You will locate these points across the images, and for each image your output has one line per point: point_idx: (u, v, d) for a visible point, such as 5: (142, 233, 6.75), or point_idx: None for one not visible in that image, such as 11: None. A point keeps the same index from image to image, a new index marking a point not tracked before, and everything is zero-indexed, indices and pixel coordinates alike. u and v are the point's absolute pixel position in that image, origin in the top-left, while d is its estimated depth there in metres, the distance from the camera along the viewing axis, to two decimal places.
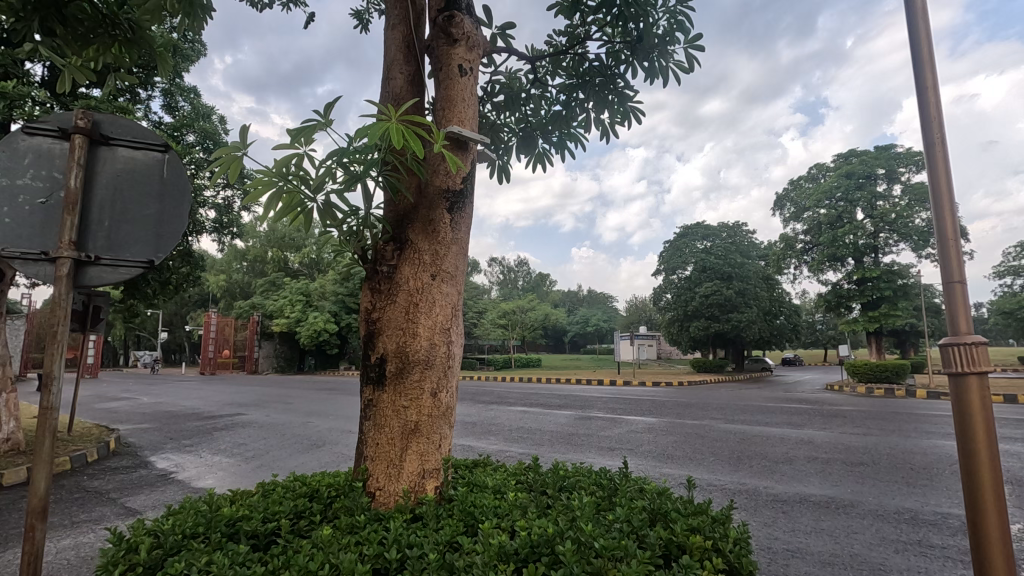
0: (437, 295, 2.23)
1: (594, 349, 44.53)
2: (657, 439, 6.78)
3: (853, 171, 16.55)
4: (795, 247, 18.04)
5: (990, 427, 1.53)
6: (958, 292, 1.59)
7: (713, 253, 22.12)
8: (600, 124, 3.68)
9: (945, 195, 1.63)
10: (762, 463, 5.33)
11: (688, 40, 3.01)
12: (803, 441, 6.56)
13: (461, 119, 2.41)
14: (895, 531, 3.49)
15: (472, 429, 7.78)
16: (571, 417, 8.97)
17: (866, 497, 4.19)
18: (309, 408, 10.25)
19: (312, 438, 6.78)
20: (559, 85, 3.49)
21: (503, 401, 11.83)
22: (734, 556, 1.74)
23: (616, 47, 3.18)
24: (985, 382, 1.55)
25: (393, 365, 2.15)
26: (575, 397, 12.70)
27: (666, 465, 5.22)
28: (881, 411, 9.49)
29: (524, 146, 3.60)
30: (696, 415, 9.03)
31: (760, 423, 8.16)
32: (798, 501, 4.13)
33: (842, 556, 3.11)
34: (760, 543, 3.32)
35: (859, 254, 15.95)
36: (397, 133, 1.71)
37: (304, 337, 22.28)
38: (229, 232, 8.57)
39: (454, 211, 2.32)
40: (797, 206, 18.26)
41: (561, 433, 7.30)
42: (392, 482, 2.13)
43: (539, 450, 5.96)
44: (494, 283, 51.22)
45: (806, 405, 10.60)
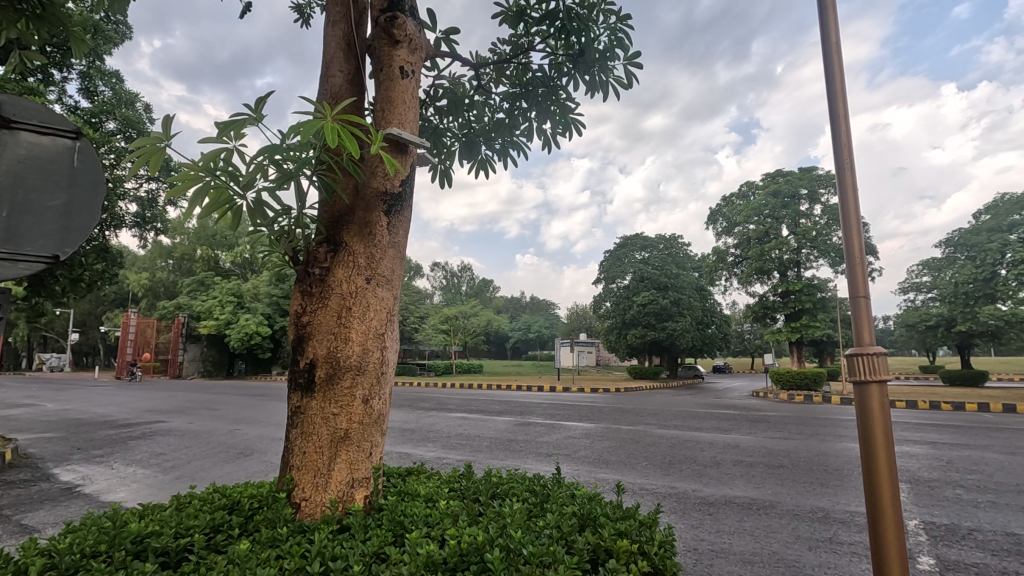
0: (372, 299, 2.18)
1: (535, 355, 45.06)
2: (593, 444, 6.91)
3: (779, 190, 17.57)
4: (726, 260, 18.97)
5: (888, 432, 1.65)
6: (863, 305, 1.72)
7: (650, 264, 22.94)
8: (542, 134, 3.74)
9: (853, 214, 1.76)
10: (691, 467, 5.54)
11: (628, 57, 3.10)
12: (729, 445, 6.89)
13: (401, 121, 2.37)
14: (809, 529, 3.71)
15: (411, 435, 7.66)
16: (511, 423, 9.01)
17: (785, 498, 4.44)
18: (238, 414, 9.77)
19: (239, 447, 6.44)
20: (502, 93, 3.51)
21: (443, 407, 11.69)
22: (659, 558, 1.79)
23: (559, 59, 3.22)
24: (885, 390, 1.68)
25: (322, 371, 2.08)
26: (515, 403, 12.73)
27: (601, 471, 5.32)
28: (799, 416, 10.13)
29: (466, 151, 3.61)
30: (631, 421, 9.31)
31: (691, 428, 8.50)
32: (723, 503, 4.32)
33: (762, 554, 3.27)
34: (686, 544, 3.44)
35: (783, 268, 16.98)
36: (334, 133, 1.67)
37: (234, 340, 21.26)
38: (153, 227, 8.05)
39: (394, 215, 2.28)
40: (729, 221, 19.24)
41: (500, 439, 7.32)
42: (319, 492, 2.06)
43: (477, 456, 5.93)
44: (437, 287, 50.77)
45: (732, 410, 11.15)
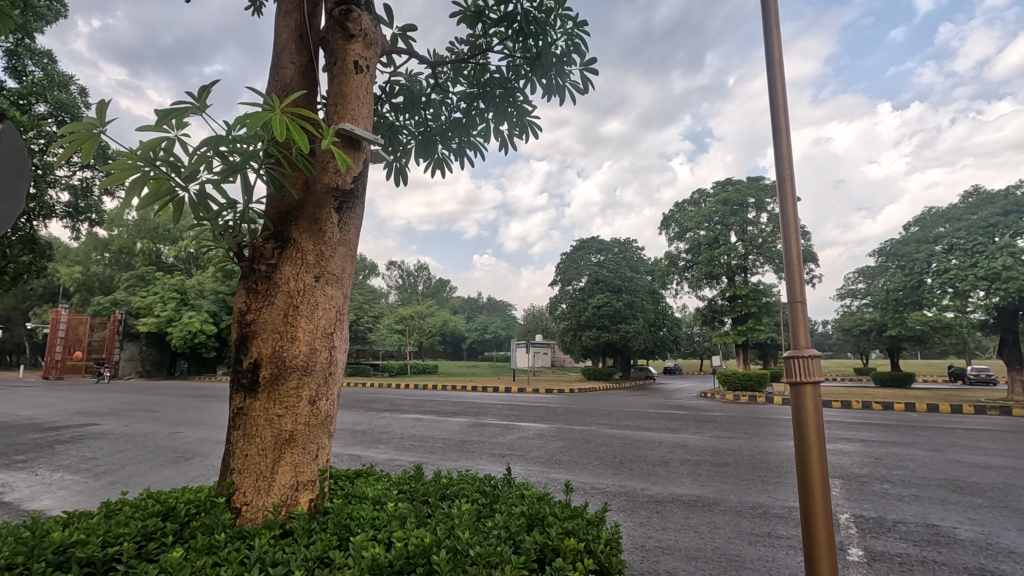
0: (320, 298, 2.13)
1: (491, 356, 45.09)
2: (546, 444, 6.95)
3: (729, 199, 18.22)
4: (678, 265, 19.53)
5: (821, 432, 1.74)
6: (799, 310, 1.81)
7: (605, 267, 23.33)
8: (499, 136, 3.75)
9: (792, 221, 1.85)
10: (641, 466, 5.66)
11: (585, 63, 3.15)
12: (677, 444, 7.08)
13: (354, 117, 2.33)
14: (750, 524, 3.86)
15: (362, 437, 7.51)
16: (465, 424, 8.98)
17: (728, 494, 4.61)
18: (178, 416, 9.32)
19: (179, 450, 6.16)
20: (459, 93, 3.50)
21: (396, 408, 11.52)
22: (605, 556, 1.82)
23: (517, 61, 3.24)
24: (818, 390, 1.78)
25: (267, 371, 2.02)
26: (471, 404, 12.68)
27: (553, 471, 5.37)
28: (744, 416, 10.53)
29: (423, 150, 3.57)
30: (584, 421, 9.46)
31: (641, 428, 8.69)
32: (670, 501, 4.44)
33: (705, 550, 3.38)
34: (634, 542, 3.51)
35: (731, 273, 17.62)
36: (281, 126, 1.62)
37: (176, 338, 20.31)
38: (87, 218, 7.60)
39: (346, 212, 2.23)
40: (681, 227, 19.80)
41: (454, 440, 7.28)
42: (260, 497, 1.99)
43: (430, 458, 5.88)
44: (393, 287, 50.04)
45: (681, 410, 11.49)
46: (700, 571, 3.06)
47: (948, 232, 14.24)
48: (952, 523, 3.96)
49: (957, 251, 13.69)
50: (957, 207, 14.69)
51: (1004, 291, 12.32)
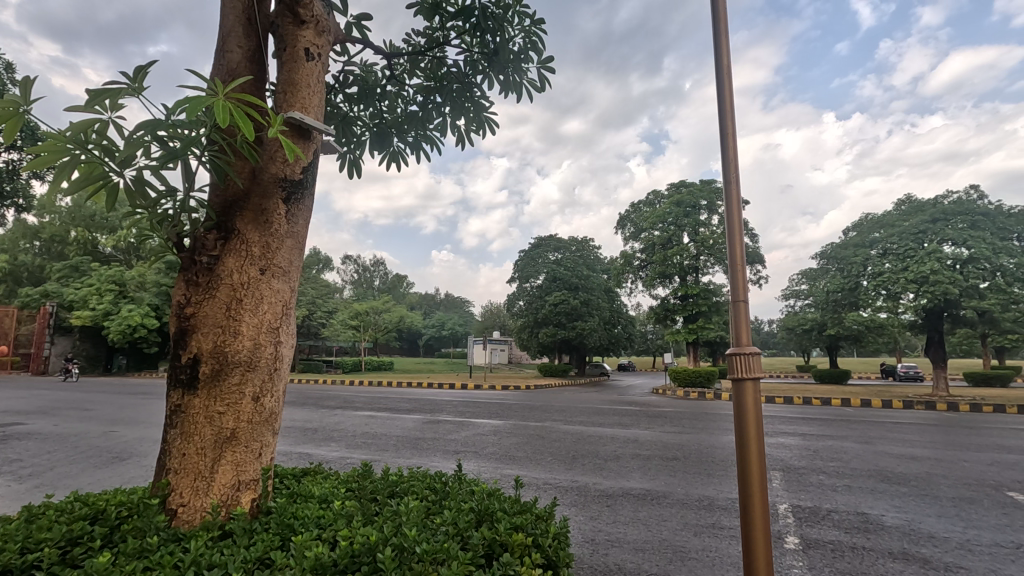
0: (266, 291, 2.06)
1: (448, 353, 44.88)
2: (501, 441, 6.96)
3: (682, 201, 18.73)
4: (633, 264, 19.94)
5: (759, 426, 1.81)
6: (742, 309, 1.88)
7: (563, 265, 23.58)
8: (456, 130, 3.72)
9: (737, 223, 1.91)
10: (593, 461, 5.76)
11: (542, 61, 3.16)
12: (629, 439, 7.25)
13: (304, 106, 2.26)
14: (696, 516, 3.99)
15: (312, 435, 7.33)
16: (419, 421, 8.90)
17: (676, 488, 4.74)
18: (114, 415, 8.83)
19: (114, 451, 5.84)
20: (415, 86, 3.46)
21: (349, 405, 11.29)
22: (553, 551, 1.84)
23: (474, 56, 3.23)
24: (757, 387, 1.86)
25: (207, 367, 1.94)
26: (426, 400, 12.56)
27: (506, 467, 5.38)
28: (693, 412, 10.86)
29: (377, 143, 3.51)
30: (539, 417, 9.55)
31: (595, 423, 8.84)
32: (620, 495, 4.54)
33: (653, 542, 3.47)
34: (584, 536, 3.57)
35: (683, 273, 18.13)
36: (224, 111, 1.55)
37: (114, 333, 19.27)
38: (13, 203, 7.10)
39: (295, 204, 2.17)
40: (637, 227, 20.22)
41: (408, 438, 7.20)
42: (198, 497, 1.91)
43: (382, 456, 5.79)
44: (348, 281, 48.96)
45: (633, 406, 11.76)
46: (647, 562, 3.14)
47: (883, 238, 15.07)
48: (880, 511, 4.22)
49: (891, 255, 14.52)
50: (891, 214, 15.58)
51: (932, 293, 13.17)
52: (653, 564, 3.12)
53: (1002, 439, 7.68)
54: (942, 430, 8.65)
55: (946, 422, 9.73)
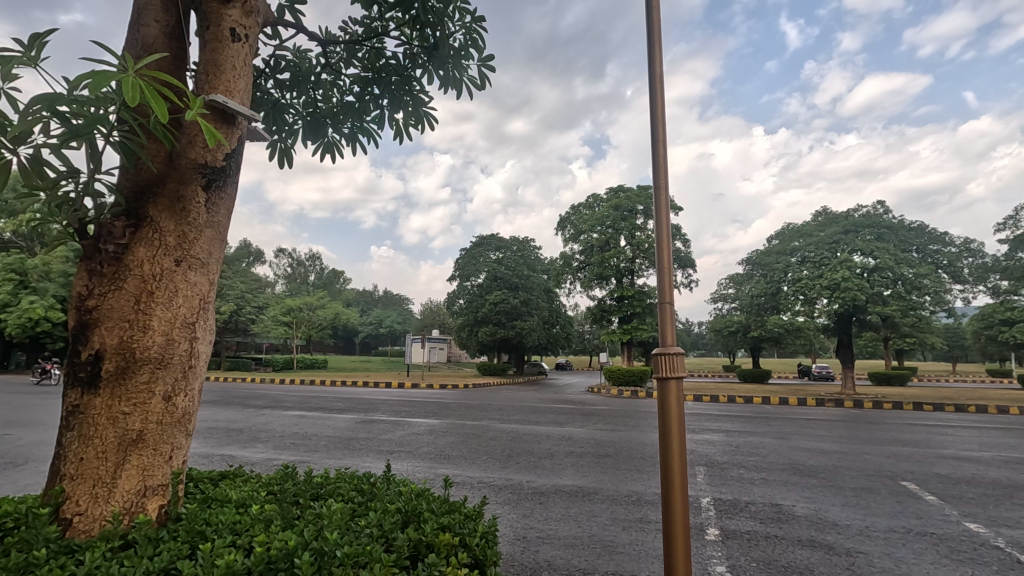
0: (180, 284, 1.93)
1: (385, 352, 44.06)
2: (436, 440, 6.90)
3: (620, 205, 19.27)
4: (572, 265, 20.33)
5: (681, 426, 1.88)
6: (667, 310, 1.95)
7: (503, 264, 23.70)
8: (394, 124, 3.64)
9: (664, 227, 1.98)
10: (528, 459, 5.81)
11: (482, 58, 3.15)
12: (563, 437, 7.37)
13: (228, 89, 2.13)
14: (624, 511, 4.10)
15: (236, 436, 6.98)
16: (353, 421, 8.67)
17: (606, 484, 4.86)
18: (7, 416, 8.03)
19: (7, 455, 5.32)
20: (352, 76, 3.35)
21: (278, 405, 10.84)
22: (480, 550, 1.84)
23: (414, 50, 3.19)
24: (681, 385, 1.93)
25: (111, 364, 1.80)
26: (361, 400, 12.26)
27: (439, 467, 5.32)
28: (625, 410, 11.18)
29: (311, 132, 3.37)
30: (476, 416, 9.54)
31: (530, 422, 8.91)
32: (553, 492, 4.60)
33: (583, 538, 3.53)
34: (515, 534, 3.59)
35: (619, 275, 18.66)
36: (135, 89, 1.42)
37: (11, 327, 17.54)
38: None
39: (217, 192, 2.04)
40: (576, 228, 20.64)
41: (340, 438, 6.99)
42: (98, 505, 1.77)
43: (311, 457, 5.59)
44: (280, 276, 47.01)
45: (569, 405, 11.97)
46: (576, 558, 3.20)
47: (802, 246, 16.10)
48: (791, 502, 4.51)
49: (809, 263, 15.54)
50: (809, 224, 16.72)
51: (843, 299, 14.22)
52: (582, 560, 3.18)
53: (898, 434, 8.41)
54: (849, 426, 9.37)
55: (852, 418, 10.55)
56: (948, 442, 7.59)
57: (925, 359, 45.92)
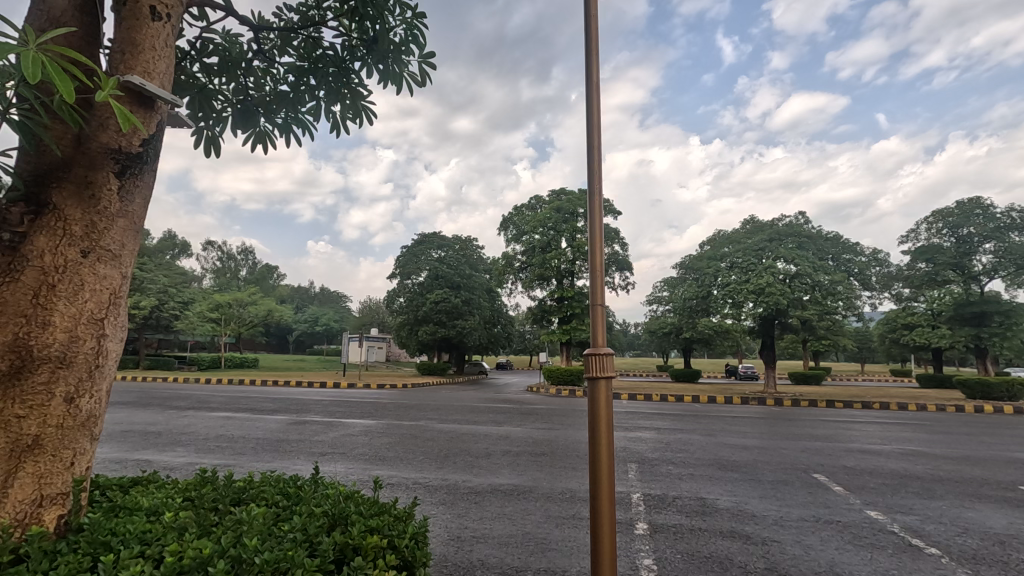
0: (87, 277, 1.79)
1: (321, 350, 42.69)
2: (372, 441, 6.76)
3: (562, 207, 19.62)
4: (514, 265, 20.49)
5: (610, 423, 1.94)
6: (598, 310, 2.00)
7: (445, 263, 23.50)
8: (331, 116, 3.54)
9: (598, 228, 2.02)
10: (464, 459, 5.80)
11: (422, 55, 3.12)
12: (501, 436, 7.40)
13: (147, 71, 2.01)
14: (558, 508, 4.18)
15: (154, 439, 6.56)
16: (284, 422, 8.33)
17: (542, 482, 4.94)
18: None
19: None
20: (286, 65, 3.23)
21: (201, 406, 10.27)
22: (409, 551, 1.83)
23: (353, 42, 3.13)
24: (610, 385, 2.00)
25: (4, 363, 1.64)
26: (293, 400, 11.82)
27: (374, 468, 5.22)
28: (563, 409, 11.38)
29: (241, 120, 3.21)
30: (414, 416, 9.41)
31: (468, 422, 8.89)
32: (489, 491, 4.61)
33: (517, 536, 3.57)
34: (449, 534, 3.58)
35: (560, 276, 18.96)
36: (36, 65, 1.31)
37: None
38: None
39: (132, 180, 1.91)
40: (519, 229, 20.84)
41: (269, 440, 6.72)
42: None
43: (236, 460, 5.33)
44: (208, 270, 44.58)
45: (508, 404, 12.03)
46: (509, 556, 3.23)
47: (731, 253, 16.94)
48: (715, 495, 4.74)
49: (737, 268, 16.37)
50: (738, 232, 17.64)
51: (767, 302, 15.06)
52: (515, 558, 3.21)
53: (812, 429, 9.03)
54: (769, 422, 9.95)
55: (773, 416, 11.19)
56: (854, 437, 8.22)
57: (838, 359, 49.50)
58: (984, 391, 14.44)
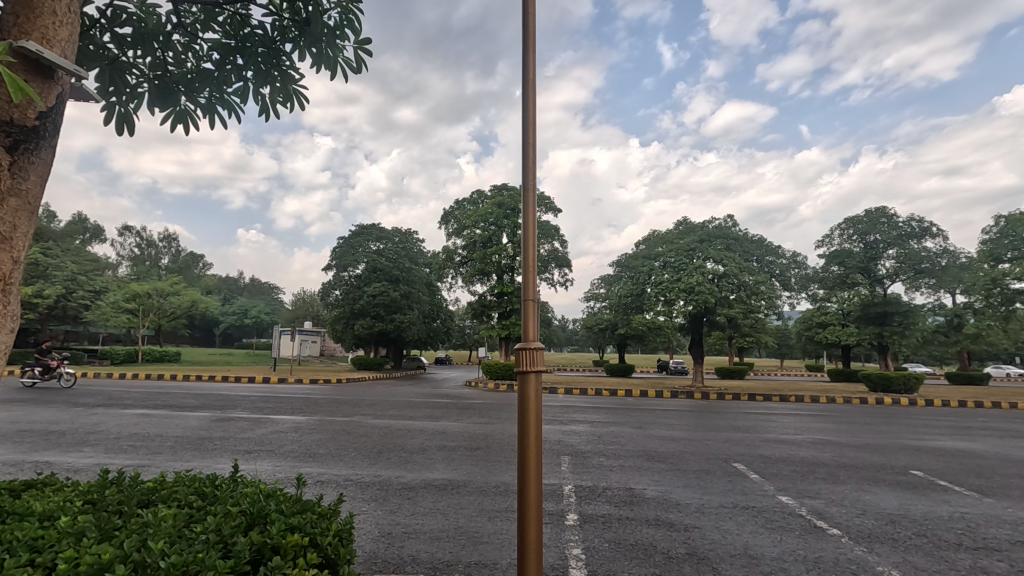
0: None
1: (250, 344, 40.84)
2: (301, 438, 6.53)
3: (503, 203, 19.70)
4: (454, 260, 20.39)
5: (538, 417, 1.98)
6: (530, 307, 2.03)
7: (384, 256, 22.99)
8: (259, 99, 3.37)
9: (532, 227, 2.04)
10: (398, 455, 5.72)
11: (359, 41, 3.03)
12: (437, 431, 7.36)
13: (46, 38, 1.84)
14: (492, 502, 4.21)
15: (57, 439, 6.05)
16: (206, 419, 7.90)
17: (476, 476, 4.95)
18: None
19: None
20: (210, 41, 3.04)
21: (113, 403, 9.55)
22: (331, 549, 1.79)
23: (284, 22, 3.01)
24: (539, 379, 2.03)
25: None
26: (218, 396, 11.20)
27: (302, 465, 5.05)
28: (500, 403, 11.44)
29: (159, 98, 3.01)
30: (347, 412, 9.19)
31: (404, 417, 8.78)
32: (422, 486, 4.57)
33: (449, 530, 3.57)
34: (380, 531, 3.52)
35: (500, 271, 19.04)
36: None
37: None
38: None
39: (27, 156, 1.75)
40: (460, 224, 20.75)
41: (189, 438, 6.36)
42: None
43: (150, 460, 5.00)
44: (125, 257, 41.50)
45: (445, 399, 11.98)
46: (441, 550, 3.22)
47: (664, 252, 17.59)
48: (643, 485, 4.92)
49: (670, 268, 17.03)
50: (672, 232, 18.39)
51: (696, 301, 15.74)
52: (446, 552, 3.21)
53: (734, 421, 9.53)
54: (695, 415, 10.42)
55: (700, 408, 11.76)
56: (771, 428, 8.76)
57: (761, 356, 52.75)
58: (885, 384, 15.83)
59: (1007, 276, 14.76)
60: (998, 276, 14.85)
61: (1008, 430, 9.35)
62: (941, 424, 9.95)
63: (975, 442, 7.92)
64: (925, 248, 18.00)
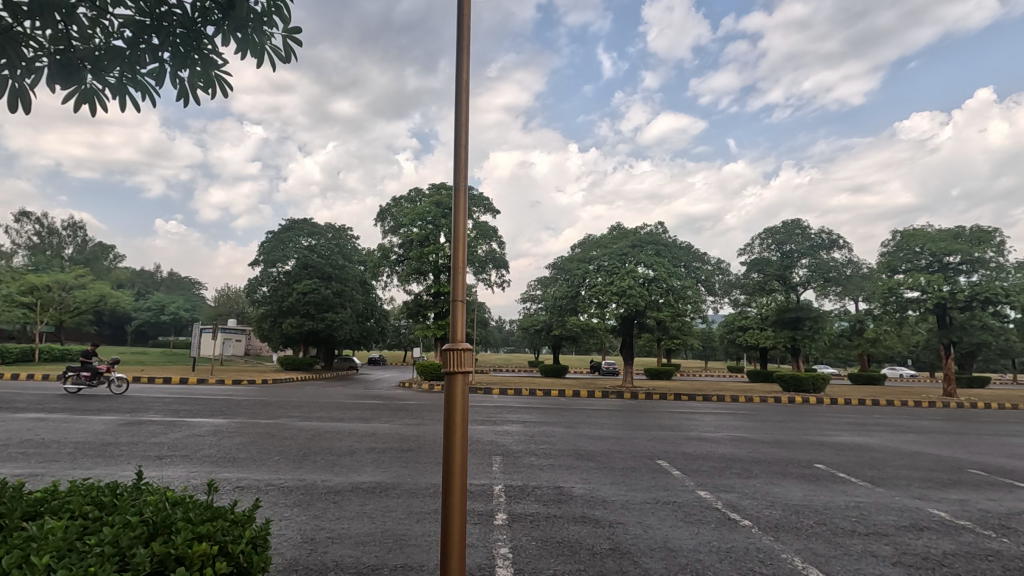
0: None
1: (166, 342, 38.30)
2: (221, 442, 6.18)
3: (442, 202, 19.54)
4: (390, 258, 20.03)
5: (465, 417, 1.98)
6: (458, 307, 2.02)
7: (317, 252, 22.11)
8: (178, 82, 3.17)
9: (462, 224, 2.02)
10: (325, 458, 5.53)
11: (287, 30, 2.92)
12: (367, 433, 7.19)
13: None
14: (421, 504, 4.16)
15: None
16: (113, 423, 7.32)
17: (405, 478, 4.87)
18: None
19: None
20: (121, 17, 2.81)
21: (3, 407, 8.66)
22: (244, 557, 1.72)
23: (205, 3, 2.84)
24: (466, 378, 2.04)
25: None
26: (127, 399, 10.40)
27: (219, 471, 4.78)
28: (435, 404, 11.33)
29: (62, 76, 2.78)
30: (272, 414, 8.81)
31: (333, 419, 8.53)
32: (349, 490, 4.45)
33: (375, 534, 3.50)
34: (303, 536, 3.40)
35: (436, 271, 18.87)
36: None
37: None
38: None
39: None
40: (397, 222, 20.39)
41: (92, 444, 5.87)
42: None
43: (45, 469, 4.57)
44: (21, 246, 37.78)
45: (377, 400, 11.74)
46: (366, 555, 3.15)
47: (599, 256, 18.08)
48: (571, 483, 5.03)
49: (604, 271, 17.50)
50: (606, 237, 18.98)
51: (628, 303, 16.23)
52: (371, 556, 3.15)
53: (660, 420, 9.92)
54: (624, 414, 10.80)
55: (629, 408, 12.18)
56: (695, 426, 9.19)
57: (687, 356, 55.31)
58: (796, 383, 17.04)
59: (902, 285, 16.11)
60: (894, 286, 16.19)
61: (900, 426, 10.29)
62: (843, 421, 10.81)
63: (871, 437, 8.67)
64: (833, 259, 19.48)
